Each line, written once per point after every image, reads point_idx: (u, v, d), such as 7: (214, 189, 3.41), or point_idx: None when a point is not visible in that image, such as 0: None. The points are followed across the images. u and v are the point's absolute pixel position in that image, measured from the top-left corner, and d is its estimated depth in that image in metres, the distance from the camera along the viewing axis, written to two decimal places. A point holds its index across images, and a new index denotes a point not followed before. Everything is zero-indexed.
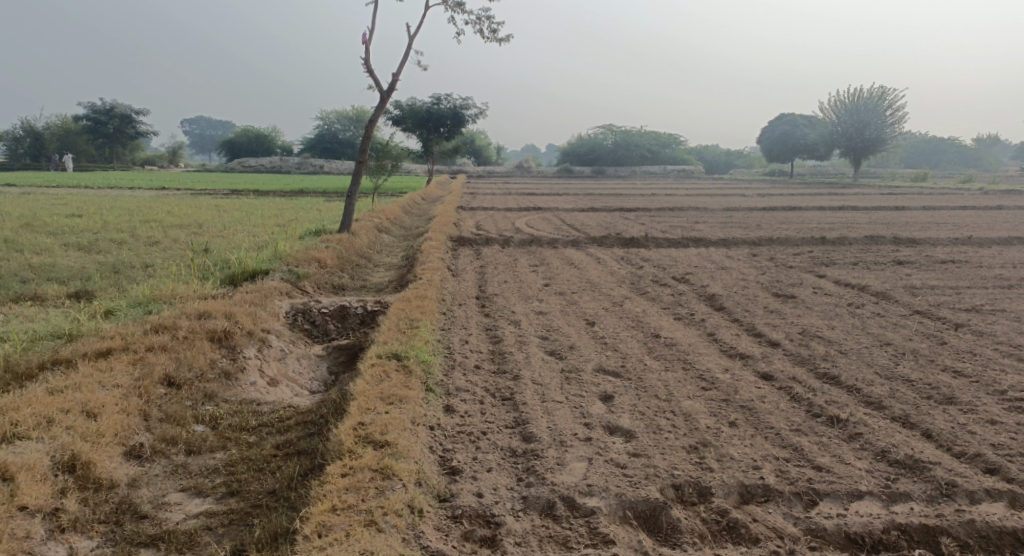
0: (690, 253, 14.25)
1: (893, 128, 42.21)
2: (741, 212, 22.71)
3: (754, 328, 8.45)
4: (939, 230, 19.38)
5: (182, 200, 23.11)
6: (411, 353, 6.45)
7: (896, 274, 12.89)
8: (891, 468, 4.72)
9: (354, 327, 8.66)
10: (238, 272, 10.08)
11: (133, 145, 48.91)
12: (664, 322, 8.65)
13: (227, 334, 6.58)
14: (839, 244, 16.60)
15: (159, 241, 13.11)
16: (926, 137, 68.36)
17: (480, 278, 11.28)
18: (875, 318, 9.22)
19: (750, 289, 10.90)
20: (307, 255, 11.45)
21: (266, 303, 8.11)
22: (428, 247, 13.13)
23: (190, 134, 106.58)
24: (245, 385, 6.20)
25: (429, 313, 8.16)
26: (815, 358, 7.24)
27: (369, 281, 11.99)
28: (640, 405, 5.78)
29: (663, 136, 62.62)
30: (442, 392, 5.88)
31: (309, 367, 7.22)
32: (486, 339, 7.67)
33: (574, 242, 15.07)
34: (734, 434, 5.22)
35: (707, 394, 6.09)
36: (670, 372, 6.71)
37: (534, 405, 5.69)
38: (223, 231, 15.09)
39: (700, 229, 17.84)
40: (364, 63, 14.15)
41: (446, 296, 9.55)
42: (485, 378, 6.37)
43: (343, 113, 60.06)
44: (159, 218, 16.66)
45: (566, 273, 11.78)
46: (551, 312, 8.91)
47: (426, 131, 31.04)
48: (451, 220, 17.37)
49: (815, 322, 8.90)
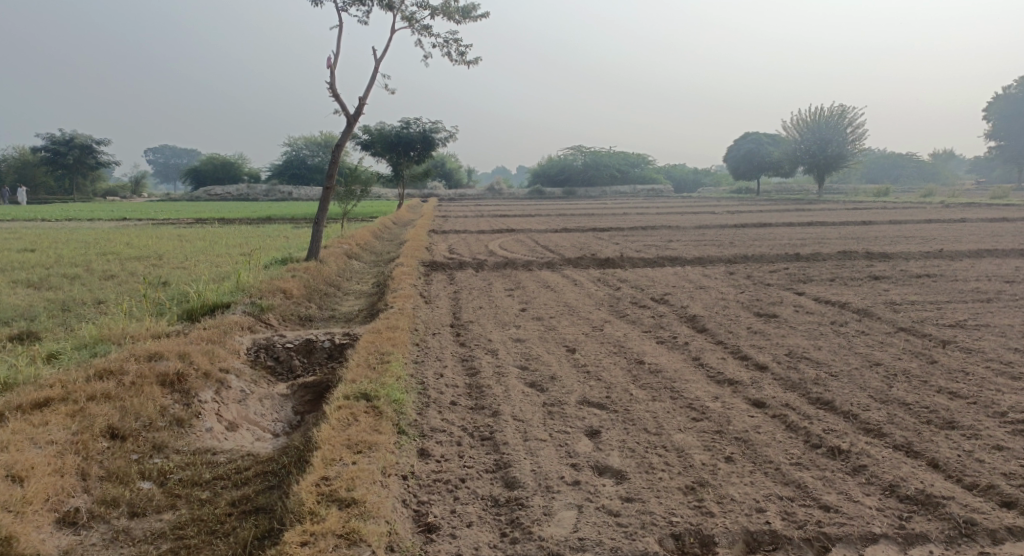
0: (667, 273, 13.98)
1: (856, 145, 42.81)
2: (713, 229, 22.61)
3: (740, 351, 8.14)
4: (909, 243, 19.44)
5: (144, 230, 22.41)
6: (382, 392, 6.01)
7: (875, 289, 12.75)
8: (902, 505, 4.42)
9: (321, 362, 8.19)
10: (197, 307, 9.57)
11: (94, 175, 47.72)
12: (646, 347, 8.31)
13: (179, 377, 6.11)
14: (813, 260, 16.48)
15: (115, 274, 12.54)
16: (886, 153, 69.68)
17: (454, 304, 10.87)
18: (861, 336, 8.97)
19: (731, 309, 10.62)
20: (271, 285, 10.96)
21: (225, 340, 7.63)
22: (399, 273, 12.71)
23: (154, 161, 105.11)
24: (200, 432, 5.73)
25: (400, 345, 7.72)
26: (806, 382, 6.93)
27: (338, 311, 11.53)
28: (629, 441, 5.40)
29: (632, 156, 62.99)
30: (415, 434, 5.45)
31: (271, 407, 6.76)
32: (462, 371, 7.26)
33: (549, 265, 14.74)
34: (732, 470, 4.87)
35: (698, 426, 5.74)
36: (658, 402, 6.35)
37: (515, 445, 5.28)
38: (185, 262, 14.52)
39: (675, 248, 17.63)
40: (330, 87, 13.78)
41: (419, 326, 9.13)
42: (461, 416, 5.95)
43: (310, 138, 59.40)
44: (117, 250, 16.02)
45: (543, 297, 11.42)
46: (529, 339, 8.53)
47: (396, 156, 30.66)
48: (422, 244, 16.96)
49: (801, 343, 8.62)
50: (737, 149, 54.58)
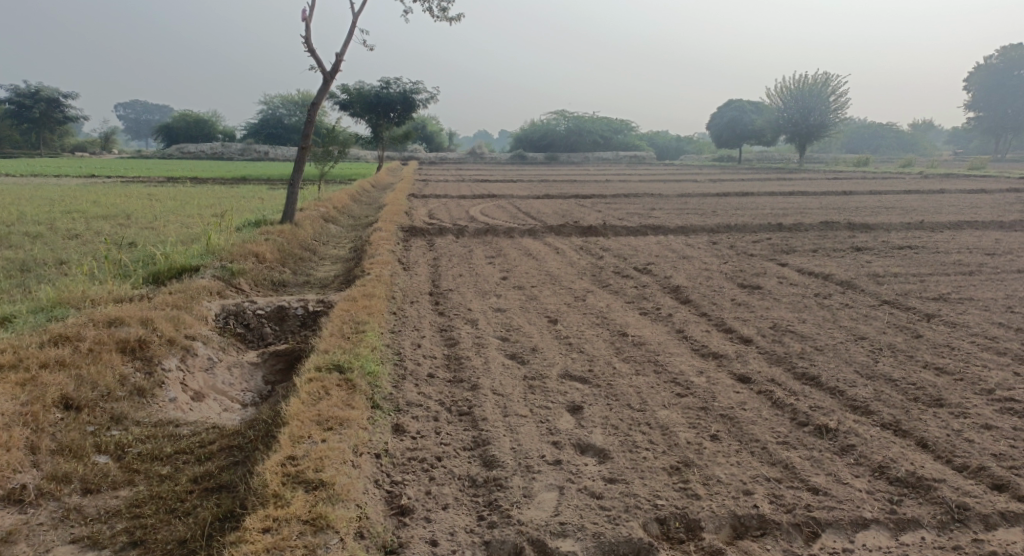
0: (650, 242, 13.78)
1: (837, 114, 42.66)
2: (695, 198, 22.42)
3: (724, 323, 7.98)
4: (890, 214, 19.38)
5: (113, 188, 21.79)
6: (356, 363, 5.77)
7: (857, 261, 12.66)
8: (892, 487, 4.29)
9: (293, 330, 7.96)
10: (164, 270, 9.22)
11: (62, 130, 46.43)
12: (630, 318, 8.13)
13: (141, 344, 5.89)
14: (796, 230, 16.39)
15: (80, 234, 12.11)
16: (866, 124, 69.83)
17: (433, 271, 10.59)
18: (845, 310, 8.84)
19: (715, 280, 10.45)
20: (244, 249, 10.60)
21: (191, 306, 7.33)
22: (377, 238, 12.38)
23: (127, 119, 102.80)
24: (163, 403, 5.55)
25: (377, 314, 7.47)
26: (791, 356, 6.80)
27: (313, 277, 11.22)
28: (612, 418, 5.24)
29: (615, 122, 62.57)
30: (391, 408, 5.24)
31: (241, 376, 6.56)
32: (440, 341, 7.04)
33: (530, 232, 14.47)
34: (718, 450, 4.72)
35: (682, 402, 5.59)
36: (642, 376, 6.18)
37: (495, 421, 5.10)
38: (154, 223, 14.08)
39: (658, 216, 17.43)
40: (305, 42, 13.30)
41: (397, 293, 8.85)
42: (439, 390, 5.75)
43: (287, 97, 58.18)
44: (83, 208, 15.49)
45: (524, 265, 11.19)
46: (510, 309, 8.30)
47: (376, 117, 30.01)
48: (401, 209, 16.60)
49: (785, 315, 8.48)
50: (719, 117, 54.26)
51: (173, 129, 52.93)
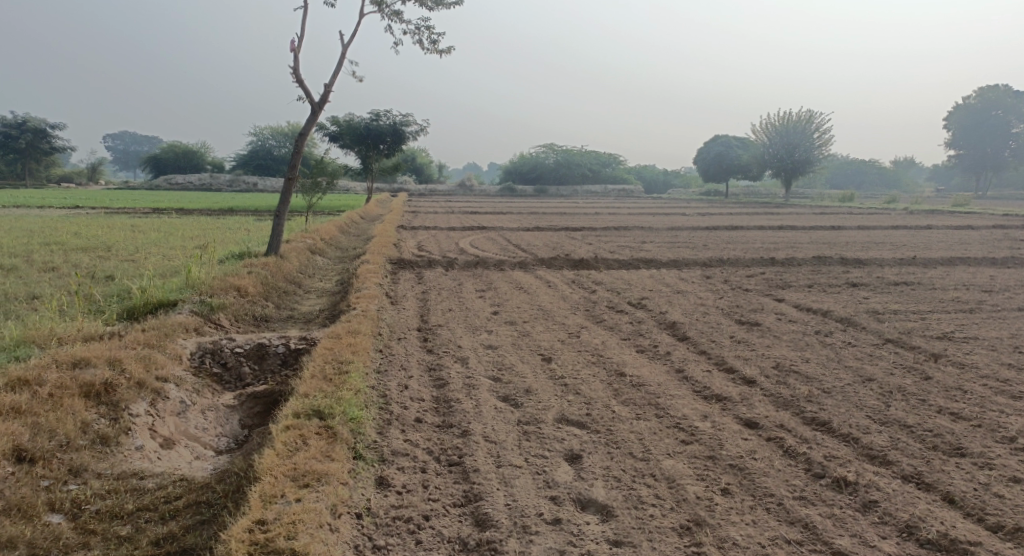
0: (643, 276, 13.50)
1: (823, 150, 42.88)
2: (685, 231, 22.22)
3: (725, 362, 7.65)
4: (881, 249, 19.24)
5: (94, 219, 21.37)
6: (338, 409, 5.37)
7: (854, 297, 12.40)
8: (923, 551, 4.07)
9: (274, 370, 7.61)
10: (140, 305, 8.87)
11: (47, 160, 45.99)
12: (626, 356, 7.79)
13: (107, 388, 5.75)
14: (789, 265, 16.16)
15: (56, 266, 11.76)
16: (850, 160, 70.51)
17: (421, 306, 10.24)
18: (849, 348, 8.51)
19: (712, 316, 10.15)
20: (225, 282, 10.23)
21: (165, 345, 7.06)
22: (364, 270, 12.03)
23: (114, 148, 102.36)
24: (128, 452, 5.41)
25: (362, 352, 7.07)
26: (799, 400, 6.44)
27: (297, 311, 10.83)
28: (615, 468, 4.90)
29: (604, 156, 62.84)
30: (374, 459, 4.89)
31: (215, 420, 6.45)
32: (428, 382, 6.64)
33: (521, 265, 14.16)
34: (730, 506, 4.41)
35: (687, 450, 5.24)
36: (644, 421, 5.82)
37: (488, 473, 4.76)
38: (135, 254, 13.73)
39: (649, 250, 17.19)
40: (293, 71, 13.06)
41: (383, 330, 8.45)
42: (426, 437, 5.38)
43: (276, 128, 58.07)
44: (61, 239, 15.10)
45: (516, 299, 10.87)
46: (502, 346, 7.93)
47: (365, 148, 29.80)
48: (389, 240, 16.29)
49: (787, 354, 8.16)
50: (706, 151, 54.50)
51: (161, 160, 52.55)
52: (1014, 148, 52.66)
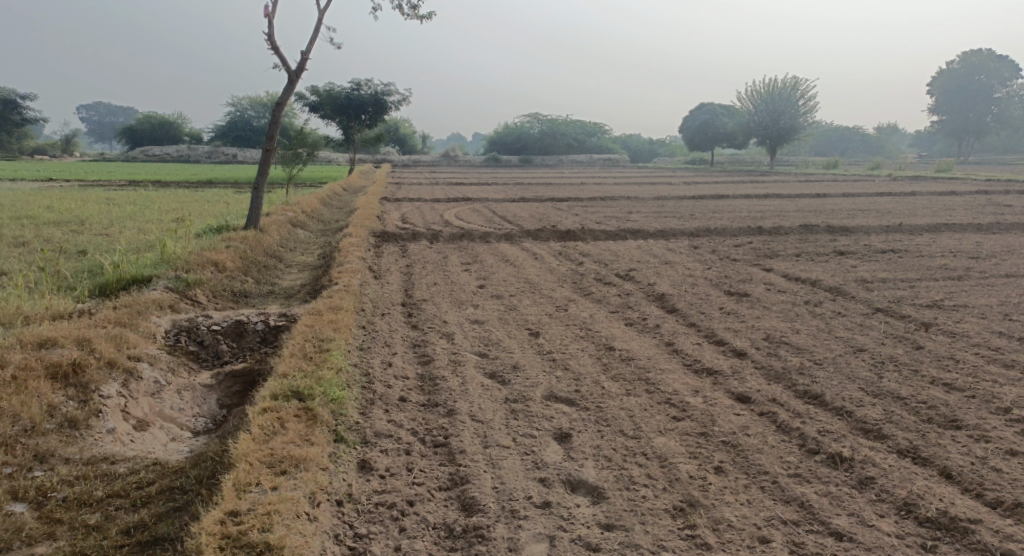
0: (630, 247, 13.32)
1: (807, 118, 42.73)
2: (671, 201, 22.05)
3: (715, 335, 7.51)
4: (867, 217, 19.15)
5: (68, 192, 20.90)
6: (317, 390, 5.21)
7: (842, 265, 12.31)
8: (922, 530, 3.98)
9: (253, 347, 7.45)
10: (113, 282, 8.63)
11: (20, 132, 45.04)
12: (615, 329, 7.64)
13: (75, 368, 5.73)
14: (776, 234, 16.05)
15: (28, 241, 11.45)
16: (834, 128, 70.46)
17: (405, 279, 10.01)
18: (839, 318, 8.39)
19: (700, 287, 10.02)
20: (201, 257, 9.97)
21: (137, 323, 6.92)
22: (346, 244, 11.76)
23: (91, 119, 100.47)
24: (98, 435, 5.42)
25: (344, 329, 6.87)
26: (791, 373, 6.32)
27: (278, 286, 10.58)
28: (605, 448, 4.78)
29: (588, 125, 62.41)
30: (356, 441, 4.74)
31: (192, 400, 6.40)
32: (413, 359, 6.46)
33: (507, 237, 13.93)
34: (724, 485, 4.30)
35: (678, 426, 5.13)
36: (634, 397, 5.68)
37: (475, 454, 4.63)
38: (110, 228, 13.40)
39: (635, 220, 17.02)
40: (269, 39, 12.68)
41: (366, 305, 8.23)
42: (411, 416, 5.23)
43: (255, 98, 56.99)
44: (33, 213, 14.73)
45: (501, 271, 10.68)
46: (488, 320, 7.75)
47: (347, 118, 29.29)
48: (372, 213, 16.00)
49: (777, 325, 8.04)
50: (691, 120, 54.17)
51: (137, 131, 51.53)
52: (996, 113, 52.76)
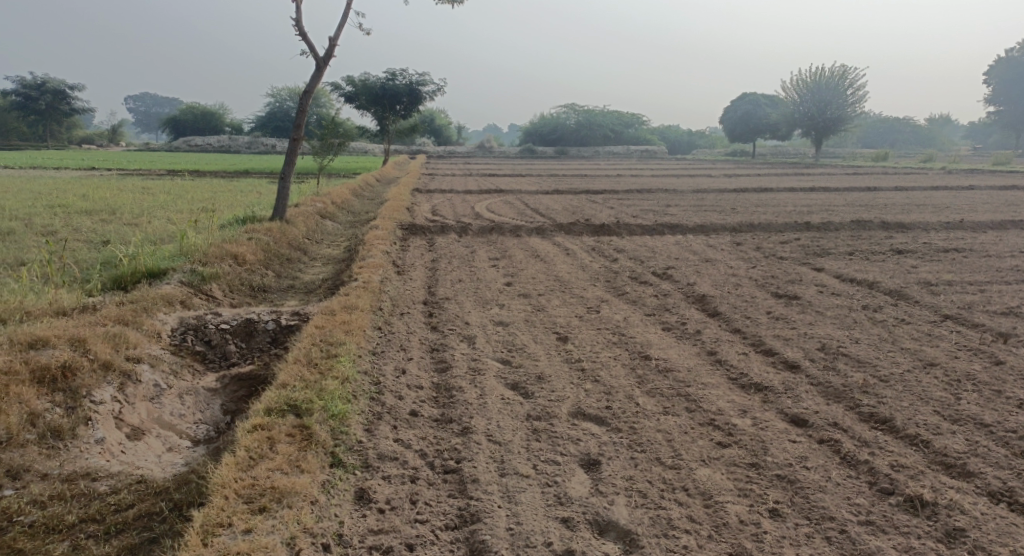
0: (668, 243, 12.58)
1: (856, 108, 41.10)
2: (712, 194, 21.12)
3: (763, 344, 6.78)
4: (923, 213, 18.02)
5: (106, 181, 20.82)
6: (317, 405, 4.73)
7: (900, 266, 11.41)
8: None
9: (262, 348, 6.94)
10: (127, 274, 8.22)
11: (69, 122, 45.87)
12: (652, 335, 6.96)
13: (65, 372, 5.26)
14: (825, 230, 15.13)
15: (53, 231, 11.17)
16: (884, 119, 68.03)
17: (429, 276, 9.45)
18: (903, 327, 7.58)
19: (745, 288, 9.25)
20: (221, 249, 9.54)
21: (142, 320, 6.46)
22: (372, 237, 11.23)
23: (138, 109, 102.53)
24: (85, 446, 4.96)
25: (356, 332, 6.31)
26: (853, 391, 5.58)
27: (299, 280, 10.09)
28: (639, 480, 4.21)
29: (627, 116, 61.32)
30: (356, 465, 4.26)
31: (194, 405, 5.91)
32: (429, 366, 5.88)
33: (538, 231, 13.28)
34: (781, 535, 3.78)
35: (724, 455, 4.49)
36: (673, 417, 5.02)
37: (489, 484, 4.14)
38: (139, 218, 13.10)
39: (674, 214, 16.22)
40: (296, 24, 12.22)
41: (385, 303, 7.66)
42: (421, 434, 4.68)
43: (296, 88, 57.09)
44: (65, 202, 14.55)
45: (530, 268, 10.06)
46: (513, 323, 7.13)
47: (382, 108, 28.83)
48: (402, 204, 15.48)
49: (833, 334, 7.27)
50: (733, 111, 52.70)
51: (180, 121, 51.95)
52: None
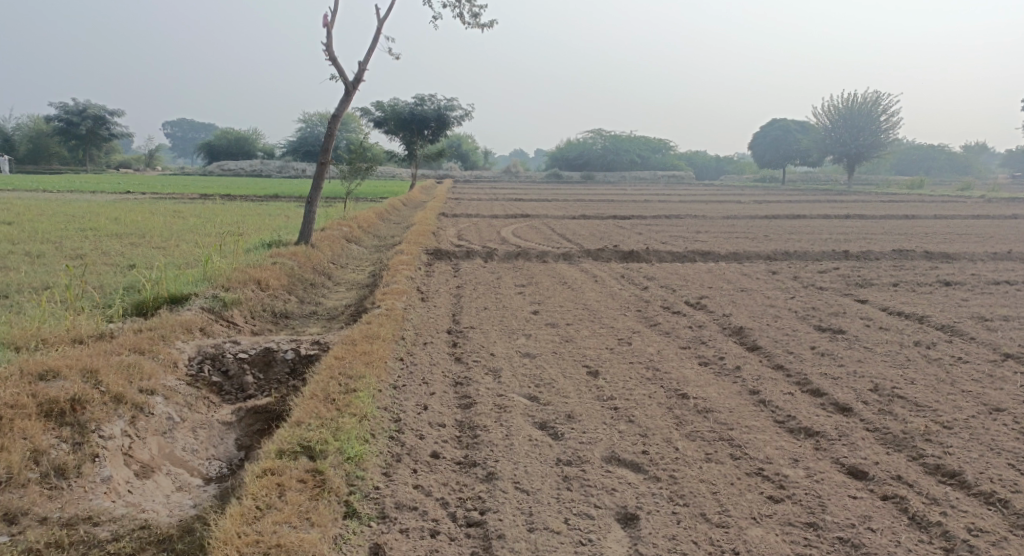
0: (701, 271, 12.16)
1: (890, 135, 40.34)
2: (743, 221, 20.63)
3: (809, 383, 6.32)
4: (966, 242, 17.35)
5: (138, 204, 20.89)
6: (332, 446, 4.40)
7: (948, 298, 10.85)
8: None
9: (280, 379, 6.63)
10: (149, 299, 8.00)
11: (107, 146, 46.70)
12: (688, 371, 6.54)
13: (74, 405, 4.96)
14: (865, 259, 14.57)
15: (81, 253, 11.07)
16: (919, 146, 66.84)
17: (454, 303, 9.13)
18: (960, 366, 7.06)
19: (785, 320, 8.79)
20: (244, 273, 9.31)
21: (159, 349, 6.18)
22: (396, 262, 10.96)
23: (174, 134, 104.73)
24: (90, 486, 4.65)
25: (377, 365, 5.98)
26: (914, 439, 5.11)
27: (322, 306, 9.82)
28: (682, 542, 3.80)
29: (654, 142, 61.02)
30: (372, 515, 3.92)
31: (207, 439, 5.60)
32: (453, 401, 5.52)
33: (566, 257, 12.94)
34: None
35: (777, 511, 4.08)
36: (718, 465, 4.60)
37: (516, 542, 3.76)
38: (167, 241, 12.99)
39: (706, 240, 15.78)
40: (326, 49, 12.10)
41: (407, 332, 7.34)
42: (442, 480, 4.31)
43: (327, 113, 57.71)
44: (96, 224, 14.53)
45: (559, 296, 9.71)
46: (541, 355, 6.76)
47: (410, 133, 28.83)
48: (429, 229, 15.23)
49: (884, 372, 6.78)
50: (763, 137, 52.10)
51: (214, 145, 52.71)
52: None
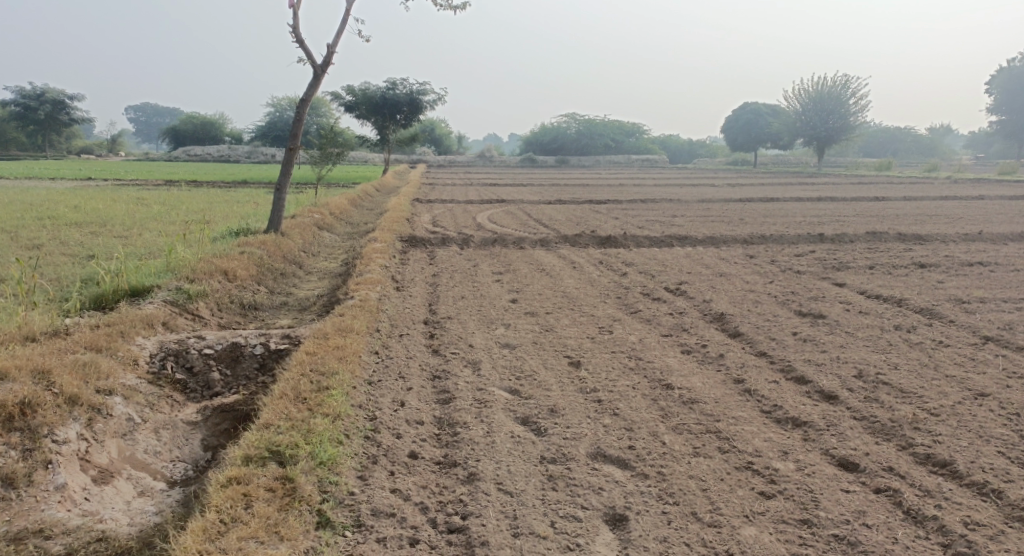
0: (678, 255, 12.05)
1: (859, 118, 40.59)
2: (718, 204, 20.58)
3: (794, 370, 6.21)
4: (938, 223, 17.44)
5: (101, 191, 20.27)
6: (303, 450, 4.18)
7: (924, 280, 10.84)
8: None
9: (249, 375, 6.37)
10: (110, 292, 7.66)
11: (69, 133, 45.52)
12: (672, 360, 6.39)
13: (24, 409, 4.66)
14: (840, 241, 14.57)
15: (39, 244, 10.63)
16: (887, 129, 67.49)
17: (430, 292, 8.90)
18: (944, 350, 6.99)
19: (765, 306, 8.70)
20: (211, 264, 8.98)
21: (118, 347, 5.88)
22: (370, 250, 10.68)
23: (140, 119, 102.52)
24: (43, 495, 4.38)
25: (351, 360, 5.74)
26: (904, 427, 5.00)
27: (293, 297, 9.53)
28: (672, 545, 3.66)
29: (627, 126, 60.92)
30: (347, 525, 3.72)
31: (171, 440, 5.33)
32: (431, 397, 5.31)
33: (542, 243, 12.75)
34: None
35: (769, 509, 3.95)
36: (707, 460, 4.45)
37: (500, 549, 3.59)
38: (131, 230, 12.56)
39: (682, 224, 15.68)
40: (294, 32, 11.71)
41: (382, 324, 7.09)
42: (421, 482, 4.11)
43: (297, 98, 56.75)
44: (56, 213, 14.02)
45: (537, 283, 9.52)
46: (521, 345, 6.56)
47: (382, 118, 28.36)
48: (403, 215, 14.92)
49: (868, 358, 6.69)
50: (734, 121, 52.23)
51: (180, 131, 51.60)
52: None
